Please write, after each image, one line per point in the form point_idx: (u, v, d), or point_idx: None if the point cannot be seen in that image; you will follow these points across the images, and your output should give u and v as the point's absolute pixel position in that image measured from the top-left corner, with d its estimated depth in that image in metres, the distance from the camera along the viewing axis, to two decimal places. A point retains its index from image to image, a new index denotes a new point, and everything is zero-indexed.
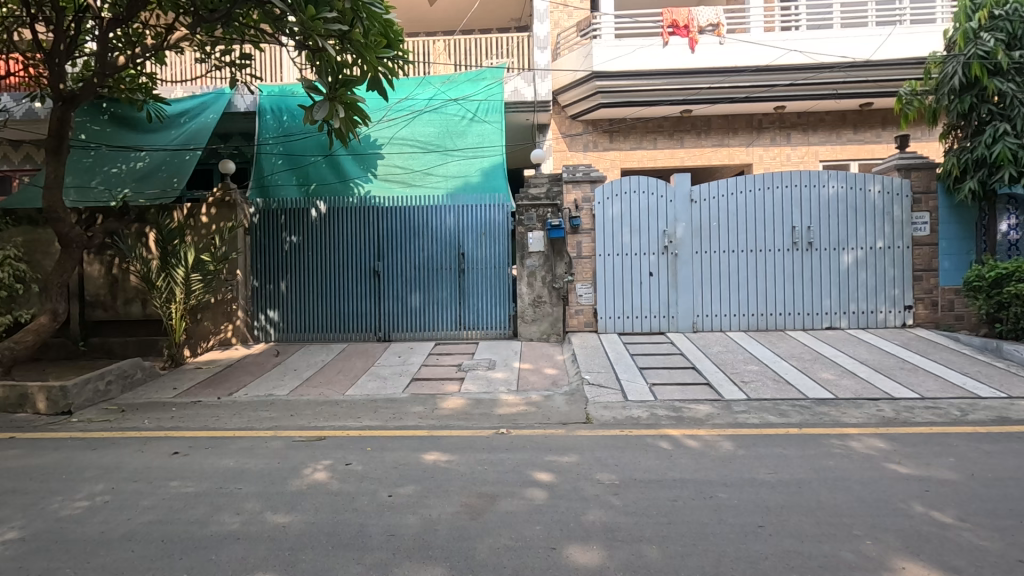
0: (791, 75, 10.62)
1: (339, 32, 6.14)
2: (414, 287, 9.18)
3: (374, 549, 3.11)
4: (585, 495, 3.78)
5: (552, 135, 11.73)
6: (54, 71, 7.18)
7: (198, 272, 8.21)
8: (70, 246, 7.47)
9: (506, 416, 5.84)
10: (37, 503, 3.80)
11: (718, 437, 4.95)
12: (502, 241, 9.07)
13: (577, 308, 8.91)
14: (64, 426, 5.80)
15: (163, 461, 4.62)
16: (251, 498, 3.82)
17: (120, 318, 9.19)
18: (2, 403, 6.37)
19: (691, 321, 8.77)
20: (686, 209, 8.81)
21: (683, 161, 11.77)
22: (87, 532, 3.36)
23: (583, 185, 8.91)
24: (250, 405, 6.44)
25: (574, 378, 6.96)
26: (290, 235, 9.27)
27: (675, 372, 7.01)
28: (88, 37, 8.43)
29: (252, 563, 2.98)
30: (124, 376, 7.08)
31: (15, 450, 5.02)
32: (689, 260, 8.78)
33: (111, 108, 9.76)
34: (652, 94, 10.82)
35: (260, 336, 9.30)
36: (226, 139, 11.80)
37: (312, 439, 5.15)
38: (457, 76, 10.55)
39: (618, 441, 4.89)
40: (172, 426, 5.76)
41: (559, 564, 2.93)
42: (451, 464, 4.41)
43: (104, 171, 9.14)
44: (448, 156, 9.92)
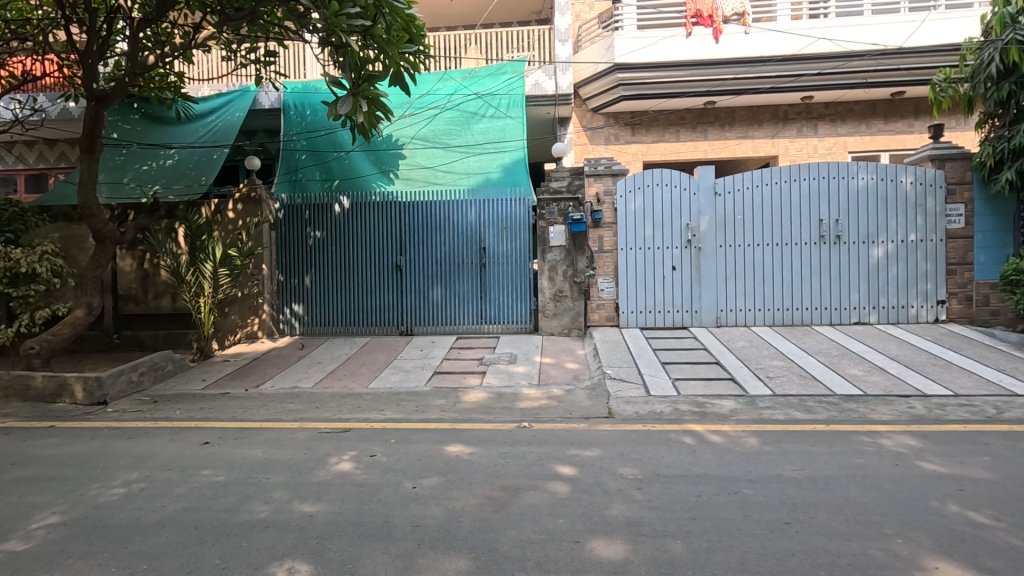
0: (819, 64, 10.33)
1: (362, 27, 6.16)
2: (435, 281, 9.24)
3: (398, 539, 3.15)
4: (608, 489, 3.78)
5: (573, 128, 11.65)
6: (87, 71, 7.36)
7: (226, 267, 8.40)
8: (103, 242, 7.70)
9: (528, 410, 5.86)
10: (76, 489, 3.94)
11: (742, 433, 4.89)
12: (523, 234, 9.09)
13: (598, 302, 8.87)
14: (100, 416, 6.00)
15: (194, 451, 4.75)
16: (279, 487, 3.90)
17: (151, 312, 9.45)
18: (42, 392, 6.60)
19: (714, 316, 8.67)
20: (710, 202, 8.68)
21: (707, 154, 11.58)
22: (123, 518, 3.47)
23: (605, 178, 8.85)
24: (276, 397, 6.57)
25: (595, 372, 6.95)
26: (314, 230, 9.41)
27: (699, 367, 6.95)
28: (119, 38, 8.63)
29: (281, 551, 3.04)
30: (156, 368, 7.29)
31: (54, 438, 5.22)
32: (714, 253, 8.66)
33: (142, 107, 10.02)
34: (674, 86, 10.67)
35: (285, 329, 9.47)
36: (251, 136, 12.01)
37: (337, 430, 5.24)
38: (478, 70, 10.47)
39: (640, 436, 4.87)
40: (201, 417, 5.90)
41: (582, 558, 2.93)
42: (473, 456, 4.44)
43: (135, 169, 9.37)
44: (469, 152, 9.92)
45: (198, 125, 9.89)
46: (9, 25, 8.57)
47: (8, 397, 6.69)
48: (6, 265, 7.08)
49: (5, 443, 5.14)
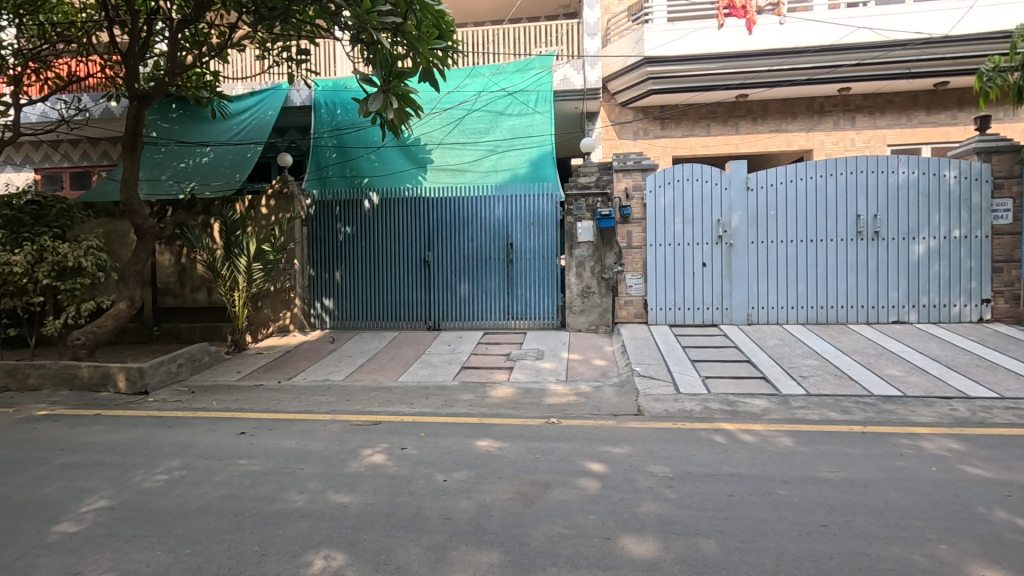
0: (857, 54, 10.01)
1: (393, 24, 6.26)
2: (463, 277, 9.30)
3: (430, 531, 3.19)
4: (638, 486, 3.76)
5: (601, 123, 11.56)
6: (129, 71, 7.59)
7: (260, 262, 8.59)
8: (144, 237, 7.98)
9: (556, 406, 5.85)
10: (122, 475, 4.10)
11: (776, 433, 4.80)
12: (551, 230, 9.05)
13: (627, 299, 8.79)
14: (142, 405, 6.22)
15: (231, 440, 4.89)
16: (313, 478, 3.99)
17: (188, 305, 9.75)
18: (88, 382, 6.87)
19: (745, 314, 8.51)
20: (742, 198, 8.52)
21: (738, 148, 11.38)
22: (167, 504, 3.59)
23: (634, 173, 8.75)
24: (308, 389, 6.72)
25: (624, 369, 6.91)
26: (345, 226, 9.56)
27: (730, 365, 6.84)
28: (159, 39, 8.91)
29: (317, 540, 3.11)
30: (193, 360, 7.52)
31: (100, 425, 5.44)
32: (745, 250, 8.50)
33: (180, 107, 10.30)
34: (706, 79, 10.46)
35: (316, 323, 9.64)
36: (283, 133, 12.25)
37: (367, 423, 5.33)
38: (506, 66, 10.49)
39: (671, 434, 4.82)
40: (237, 408, 6.07)
41: (614, 555, 2.92)
42: (503, 451, 4.46)
43: (172, 167, 9.65)
44: (496, 148, 9.92)
45: (233, 123, 10.11)
46: (55, 28, 8.93)
47: (56, 386, 6.98)
48: (54, 259, 7.31)
49: (56, 429, 5.38)
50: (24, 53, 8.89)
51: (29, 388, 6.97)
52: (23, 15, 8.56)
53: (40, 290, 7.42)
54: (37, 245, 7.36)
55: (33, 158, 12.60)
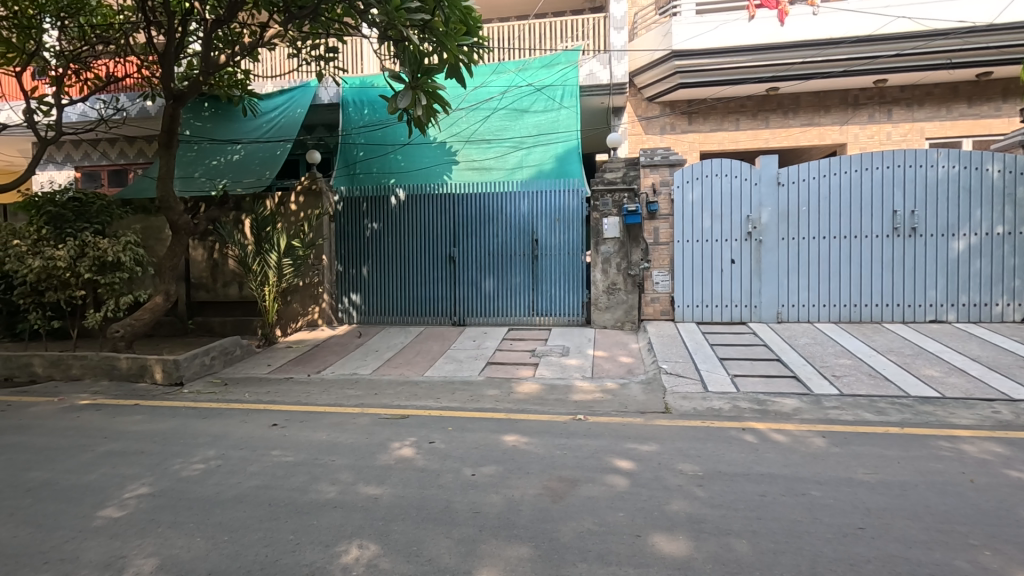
0: (896, 45, 9.70)
1: (422, 21, 6.31)
2: (488, 272, 9.32)
3: (460, 524, 3.22)
4: (668, 484, 3.73)
5: (627, 118, 11.44)
6: (165, 72, 7.78)
7: (289, 257, 8.76)
8: (179, 233, 8.21)
9: (582, 402, 5.84)
10: (161, 463, 4.23)
11: (808, 433, 4.71)
12: (576, 226, 8.99)
13: (653, 296, 8.72)
14: (178, 396, 6.41)
15: (264, 431, 5.00)
16: (344, 469, 4.06)
17: (220, 299, 10.00)
18: (127, 373, 7.11)
19: (775, 312, 8.35)
20: (773, 193, 8.35)
21: (768, 142, 11.14)
22: (204, 493, 3.69)
23: (661, 169, 8.66)
24: (337, 383, 6.84)
25: (650, 366, 6.85)
26: (372, 222, 9.66)
27: (759, 364, 6.73)
28: (193, 39, 9.13)
29: (349, 531, 3.16)
30: (225, 353, 7.70)
31: (139, 415, 5.62)
32: (775, 246, 8.34)
33: (212, 106, 10.55)
34: (735, 72, 10.25)
35: (343, 318, 9.78)
36: (311, 130, 12.45)
37: (396, 417, 5.39)
38: (532, 61, 10.42)
39: (699, 432, 4.77)
40: (269, 400, 6.21)
41: (644, 552, 2.90)
42: (530, 447, 4.47)
43: (205, 164, 9.87)
44: (522, 143, 9.90)
45: (263, 121, 10.31)
46: (94, 30, 9.24)
47: (97, 376, 7.24)
48: (94, 254, 7.55)
49: (97, 418, 5.58)
50: (66, 54, 9.20)
51: (72, 378, 7.24)
52: (65, 18, 8.87)
53: (81, 283, 7.68)
54: (80, 241, 7.60)
55: (73, 156, 13.06)
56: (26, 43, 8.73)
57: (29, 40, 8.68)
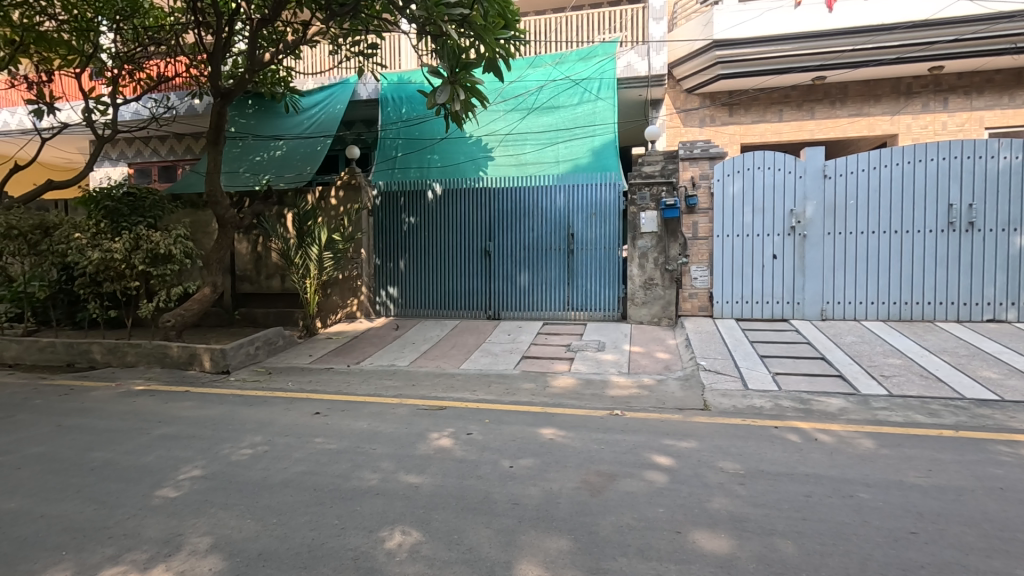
0: (956, 29, 9.22)
1: (461, 15, 6.32)
2: (523, 267, 9.33)
3: (500, 515, 3.25)
4: (708, 481, 3.68)
5: (666, 111, 11.21)
6: (214, 71, 8.02)
7: (330, 251, 8.97)
8: (226, 227, 8.51)
9: (619, 398, 5.80)
10: (212, 447, 4.41)
11: (855, 434, 4.56)
12: (613, 220, 8.91)
13: (691, 291, 8.58)
14: (225, 384, 6.67)
15: (307, 420, 5.14)
16: (385, 458, 4.15)
17: (263, 291, 10.32)
18: (177, 360, 7.42)
19: (819, 309, 8.10)
20: (819, 186, 8.08)
21: (813, 134, 10.78)
22: (253, 476, 3.84)
23: (701, 162, 8.49)
24: (375, 373, 6.99)
25: (688, 363, 6.75)
26: (409, 216, 9.80)
27: (802, 362, 6.54)
28: (239, 39, 9.42)
29: (391, 517, 3.24)
30: (269, 343, 7.97)
31: (190, 401, 5.87)
32: (820, 241, 8.08)
33: (256, 103, 10.88)
34: (780, 62, 9.92)
35: (381, 311, 9.95)
36: (350, 126, 12.68)
37: (434, 408, 5.47)
38: (569, 54, 10.33)
39: (740, 430, 4.68)
40: (311, 389, 6.40)
41: (685, 548, 2.88)
42: (567, 441, 4.47)
43: (249, 160, 10.17)
44: (558, 137, 9.84)
45: (304, 117, 10.55)
46: (147, 32, 9.63)
47: (150, 363, 7.58)
48: (148, 247, 7.85)
49: (152, 403, 5.85)
50: (121, 56, 9.64)
51: (128, 365, 7.61)
52: (120, 20, 9.29)
53: (136, 274, 8.01)
54: (134, 234, 7.93)
55: (127, 154, 13.65)
56: (85, 45, 9.23)
57: (86, 42, 9.16)
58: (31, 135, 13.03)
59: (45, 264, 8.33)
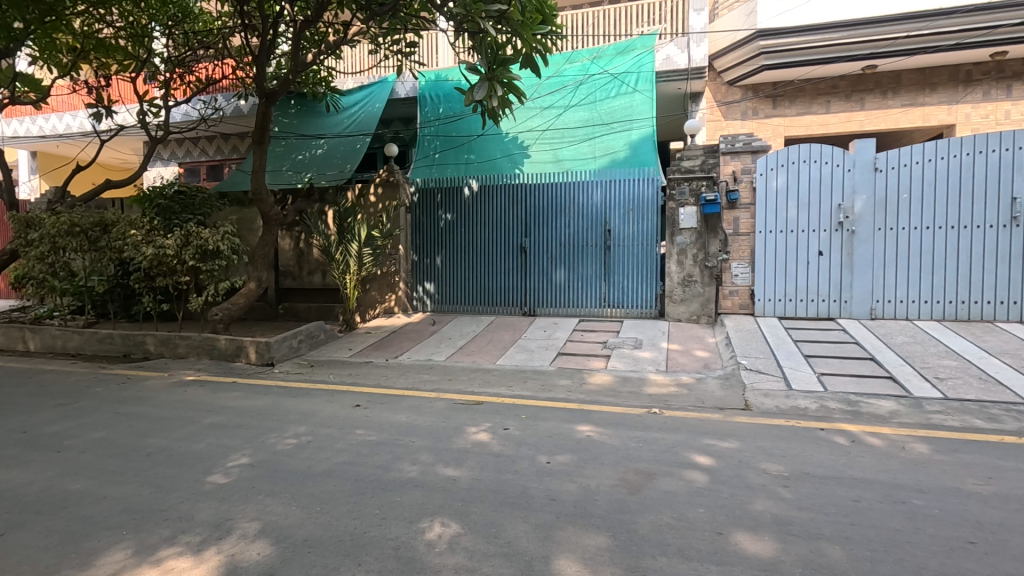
0: (1021, 12, 8.71)
1: (499, 11, 6.34)
2: (559, 263, 9.30)
3: (538, 510, 3.26)
4: (750, 483, 3.59)
5: (706, 104, 10.94)
6: (259, 72, 8.25)
7: (370, 247, 9.17)
8: (270, 224, 8.77)
9: (656, 396, 5.72)
10: (258, 437, 4.57)
11: (908, 438, 4.37)
12: (650, 216, 8.78)
13: (732, 289, 8.39)
14: (270, 376, 6.90)
15: (348, 411, 5.27)
16: (423, 450, 4.21)
17: (305, 286, 10.61)
18: (225, 352, 7.71)
19: (868, 308, 7.79)
20: (868, 179, 7.76)
21: (863, 125, 10.34)
22: (297, 465, 3.96)
23: (743, 156, 8.28)
24: (413, 367, 7.11)
25: (728, 362, 6.60)
26: (446, 213, 9.93)
27: (849, 363, 6.31)
28: (283, 40, 9.69)
29: (430, 509, 3.29)
30: (311, 337, 8.20)
31: (237, 392, 6.10)
32: (870, 237, 7.76)
33: (298, 103, 11.17)
34: (828, 51, 9.55)
35: (418, 306, 10.08)
36: (389, 125, 12.90)
37: (470, 403, 5.53)
38: (604, 49, 10.15)
39: (783, 431, 4.55)
40: (352, 381, 6.56)
41: (727, 550, 2.82)
42: (604, 438, 4.44)
43: (291, 158, 10.43)
44: (594, 133, 9.66)
45: (344, 116, 10.75)
46: (196, 36, 9.98)
47: (199, 354, 7.90)
48: (198, 243, 8.18)
49: (201, 393, 6.11)
50: (172, 60, 10.07)
51: (179, 356, 7.95)
52: (172, 25, 9.68)
53: (186, 270, 8.31)
54: (185, 231, 8.27)
55: (177, 154, 14.24)
56: (139, 51, 9.65)
57: (141, 47, 9.58)
58: (90, 138, 13.74)
59: (103, 259, 8.79)
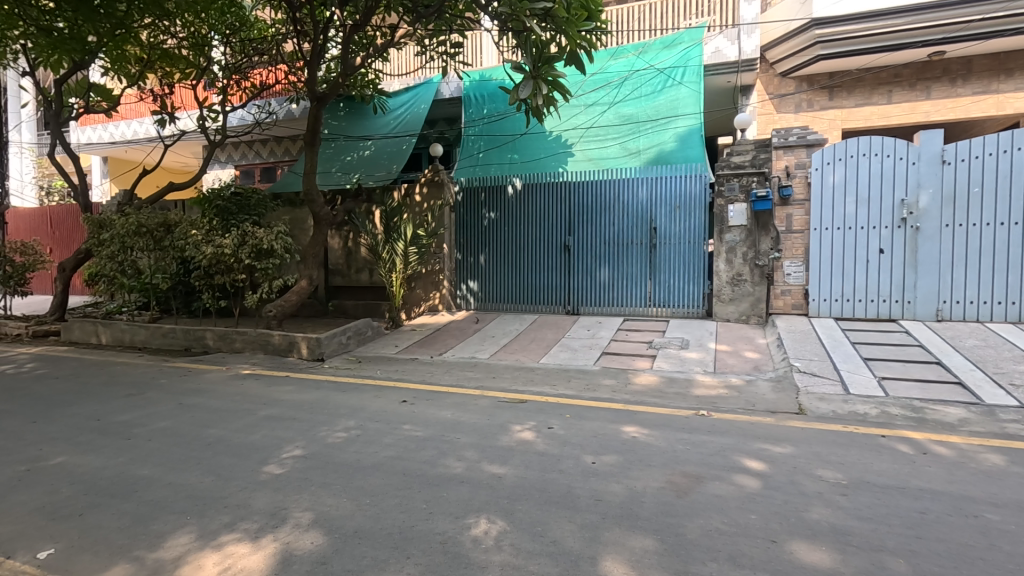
0: None
1: (543, 9, 6.31)
2: (603, 262, 9.20)
3: (583, 510, 3.24)
4: (805, 490, 3.46)
5: (757, 97, 10.53)
6: (311, 76, 8.51)
7: (415, 246, 9.34)
8: (321, 223, 9.06)
9: (704, 398, 5.58)
10: (311, 429, 4.72)
11: (979, 448, 4.10)
12: (698, 213, 8.56)
13: (784, 288, 8.09)
14: (320, 370, 7.12)
15: (395, 407, 5.39)
16: (468, 447, 4.25)
17: (353, 284, 10.90)
18: (278, 347, 8.01)
19: (934, 309, 7.36)
20: (935, 173, 7.33)
21: (929, 115, 9.78)
22: (347, 458, 4.07)
23: (797, 150, 7.96)
24: (457, 364, 7.20)
25: (780, 364, 6.37)
26: (489, 211, 9.96)
27: (913, 367, 5.97)
28: (333, 45, 9.98)
29: (476, 505, 3.32)
30: (359, 333, 8.42)
31: (290, 386, 6.32)
32: (937, 234, 7.33)
33: (347, 105, 11.47)
34: (891, 38, 9.06)
35: (461, 304, 10.17)
36: (434, 125, 13.09)
37: (514, 401, 5.54)
38: (651, 43, 10.01)
39: (841, 437, 4.36)
40: (398, 377, 6.70)
41: (782, 559, 2.72)
42: (650, 439, 4.37)
43: (341, 160, 10.74)
44: (640, 128, 9.56)
45: (391, 117, 10.99)
46: (251, 43, 10.48)
47: (255, 349, 8.24)
48: (253, 242, 8.52)
49: (257, 386, 6.37)
50: (229, 67, 10.54)
51: (236, 351, 8.32)
52: (229, 34, 10.16)
53: (242, 268, 8.65)
54: (241, 231, 8.62)
55: (234, 157, 14.90)
56: (200, 59, 10.13)
57: (201, 56, 10.06)
58: (155, 143, 14.53)
59: (167, 258, 9.28)
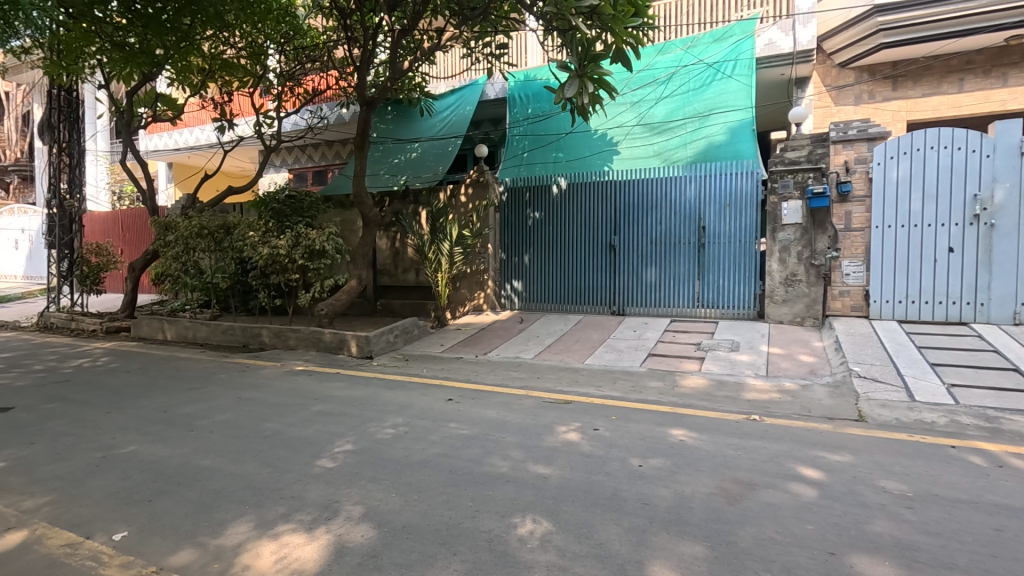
0: None
1: (589, 7, 6.23)
2: (649, 261, 9.05)
3: (629, 513, 3.20)
4: (866, 501, 3.29)
5: (814, 89, 10.14)
6: (360, 81, 8.71)
7: (460, 246, 9.47)
8: (370, 224, 9.31)
9: (756, 401, 5.41)
10: (360, 425, 4.85)
11: None
12: (749, 211, 8.29)
13: (842, 289, 7.74)
14: (368, 368, 7.31)
15: (441, 405, 5.46)
16: (514, 447, 4.26)
17: (400, 283, 11.15)
18: (329, 344, 8.26)
19: (1010, 312, 6.87)
20: (1013, 165, 6.83)
21: (1005, 104, 9.14)
22: (395, 454, 4.16)
23: (858, 144, 7.60)
24: (502, 364, 7.25)
25: (838, 368, 6.09)
26: (534, 211, 9.94)
27: (986, 373, 5.59)
28: (382, 50, 10.20)
29: (522, 505, 3.33)
30: (406, 332, 8.59)
31: (340, 382, 6.52)
32: (1015, 232, 6.83)
33: (395, 109, 11.72)
34: (963, 22, 8.51)
35: (506, 304, 10.21)
36: (479, 126, 13.20)
37: (559, 401, 5.52)
38: (701, 36, 9.80)
39: (905, 447, 4.13)
40: (444, 376, 6.79)
41: (841, 572, 2.60)
42: (699, 443, 4.26)
43: (389, 163, 11.01)
44: (688, 124, 9.33)
45: (437, 120, 11.18)
46: (304, 51, 10.86)
47: (307, 346, 8.53)
48: (306, 243, 8.84)
49: (309, 382, 6.59)
50: (284, 74, 10.96)
51: (291, 347, 8.64)
52: (284, 43, 10.57)
53: (296, 268, 8.97)
54: (295, 233, 8.96)
55: (288, 161, 15.48)
56: (256, 68, 10.55)
57: (258, 64, 10.48)
58: (216, 148, 15.26)
59: (226, 258, 9.73)
